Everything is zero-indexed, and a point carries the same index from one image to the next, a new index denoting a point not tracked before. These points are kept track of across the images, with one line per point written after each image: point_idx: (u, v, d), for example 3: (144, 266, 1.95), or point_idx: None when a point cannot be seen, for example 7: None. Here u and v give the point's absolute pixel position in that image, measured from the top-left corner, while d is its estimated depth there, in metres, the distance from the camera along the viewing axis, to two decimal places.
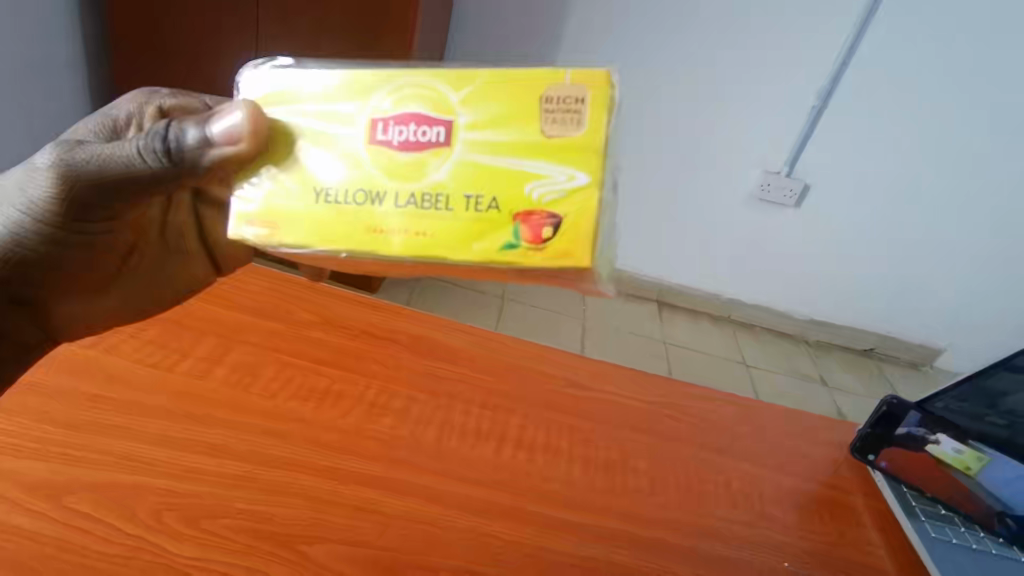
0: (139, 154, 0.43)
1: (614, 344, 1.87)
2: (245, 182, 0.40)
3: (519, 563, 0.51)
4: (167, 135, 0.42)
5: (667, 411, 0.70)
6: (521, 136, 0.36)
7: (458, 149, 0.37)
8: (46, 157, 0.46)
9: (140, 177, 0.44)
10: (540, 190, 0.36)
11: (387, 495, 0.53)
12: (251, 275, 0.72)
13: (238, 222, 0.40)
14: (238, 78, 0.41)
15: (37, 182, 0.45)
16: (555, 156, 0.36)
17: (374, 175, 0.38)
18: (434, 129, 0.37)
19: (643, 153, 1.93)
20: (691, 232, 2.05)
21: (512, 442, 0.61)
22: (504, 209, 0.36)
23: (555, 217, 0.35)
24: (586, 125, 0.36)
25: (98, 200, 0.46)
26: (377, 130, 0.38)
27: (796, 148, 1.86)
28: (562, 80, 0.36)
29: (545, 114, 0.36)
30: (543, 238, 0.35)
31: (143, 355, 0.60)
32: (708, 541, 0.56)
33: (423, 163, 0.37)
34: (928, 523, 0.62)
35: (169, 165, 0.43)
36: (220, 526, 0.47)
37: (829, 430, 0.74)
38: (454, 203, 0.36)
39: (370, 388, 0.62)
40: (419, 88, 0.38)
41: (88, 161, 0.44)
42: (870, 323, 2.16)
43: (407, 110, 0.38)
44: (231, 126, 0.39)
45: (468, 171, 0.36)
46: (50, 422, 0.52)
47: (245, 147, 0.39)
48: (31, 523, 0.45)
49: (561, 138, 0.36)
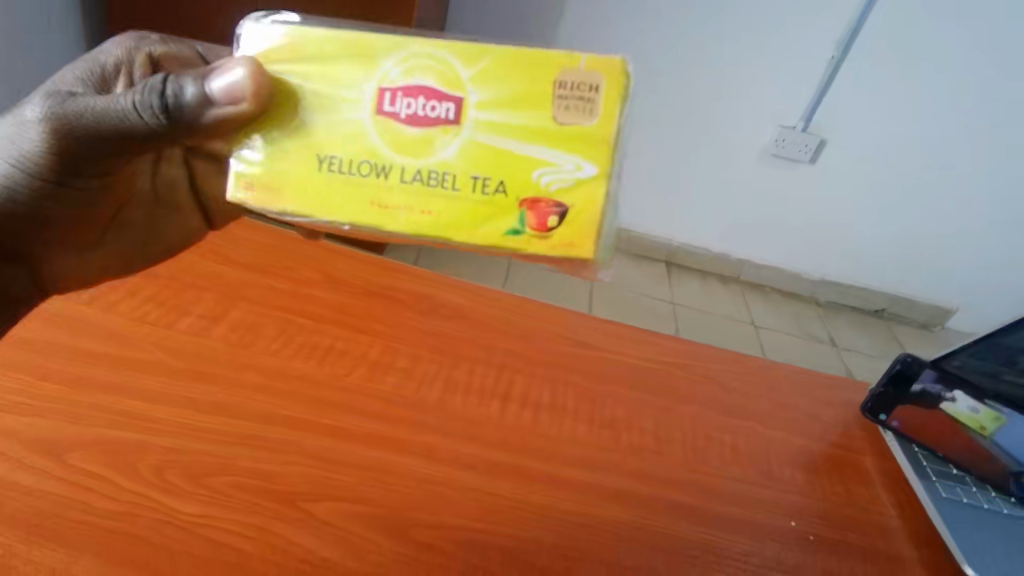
0: (134, 108, 0.40)
1: (622, 305, 1.86)
2: (246, 142, 0.38)
3: (524, 520, 0.50)
4: (164, 89, 0.39)
5: (673, 370, 0.69)
6: (534, 121, 0.36)
7: (468, 128, 0.36)
8: (35, 110, 0.44)
9: (133, 129, 0.41)
10: (549, 178, 0.36)
11: (389, 454, 0.52)
12: (248, 230, 0.70)
13: (236, 184, 0.38)
14: (240, 30, 0.38)
15: (31, 133, 0.44)
16: (566, 144, 0.36)
17: (380, 147, 0.36)
18: (444, 105, 0.36)
19: (651, 111, 1.87)
20: (702, 190, 2.00)
21: (517, 401, 0.60)
22: (511, 194, 0.36)
23: (561, 206, 0.36)
24: (598, 115, 0.36)
25: (93, 154, 0.45)
26: (385, 99, 0.36)
27: (813, 102, 1.80)
28: (576, 66, 0.36)
29: (557, 99, 0.36)
30: (548, 226, 0.37)
31: (142, 312, 0.59)
32: (712, 500, 0.56)
33: (431, 138, 0.36)
34: (938, 483, 0.62)
35: (167, 122, 0.40)
36: (224, 484, 0.47)
37: (837, 389, 0.73)
38: (461, 183, 0.36)
39: (373, 347, 0.62)
40: (428, 58, 0.36)
41: (81, 112, 0.42)
42: (880, 282, 2.12)
43: (415, 79, 0.36)
44: (233, 84, 0.37)
45: (476, 151, 0.36)
46: (46, 378, 0.51)
47: (248, 107, 0.37)
48: (33, 481, 0.45)
49: (572, 125, 0.36)
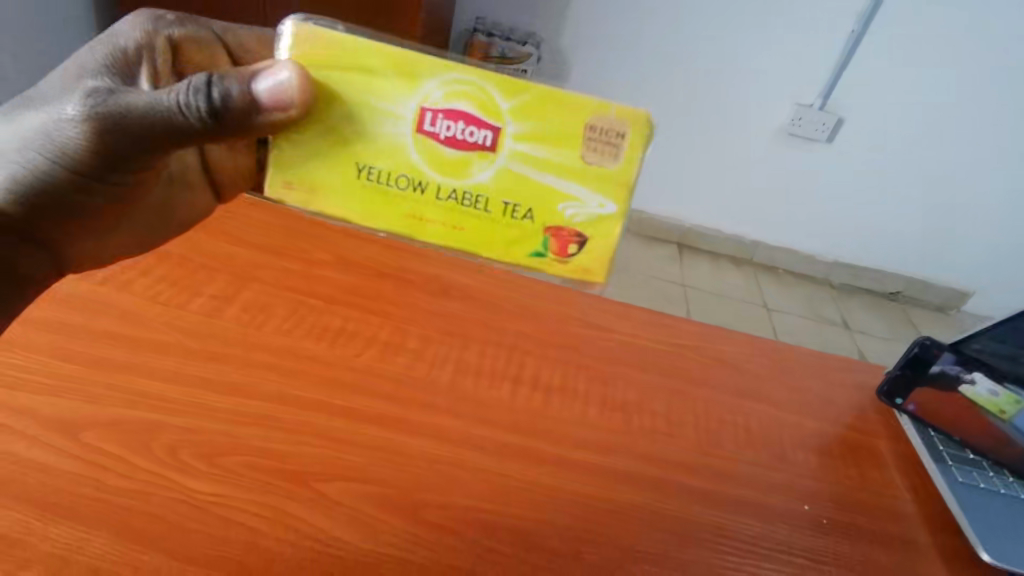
0: (178, 107, 0.42)
1: (633, 287, 1.85)
2: (284, 145, 0.41)
3: (536, 501, 0.50)
4: (209, 91, 0.42)
5: (685, 352, 0.68)
6: (563, 157, 0.40)
7: (503, 156, 0.40)
8: (77, 105, 0.45)
9: (181, 129, 0.43)
10: (572, 211, 0.41)
11: (399, 435, 0.52)
12: (257, 211, 0.70)
13: (275, 181, 0.41)
14: (280, 31, 0.39)
15: (65, 133, 0.46)
16: (591, 182, 0.40)
17: (420, 164, 0.40)
18: (482, 132, 0.39)
19: (665, 88, 1.84)
20: (717, 170, 1.98)
21: (527, 383, 0.60)
22: (537, 221, 0.41)
23: (580, 236, 0.42)
24: (621, 159, 0.40)
25: (132, 149, 0.46)
26: (426, 120, 0.39)
27: (831, 79, 1.77)
28: (607, 113, 0.40)
29: (587, 141, 0.40)
30: (568, 251, 0.42)
31: (154, 293, 0.59)
32: (724, 482, 0.56)
33: (468, 161, 0.40)
34: (955, 467, 0.61)
35: (212, 122, 0.42)
36: (236, 463, 0.47)
37: (852, 371, 0.72)
38: (493, 206, 0.41)
39: (384, 328, 0.61)
40: (470, 86, 0.39)
41: (125, 110, 0.44)
42: (895, 264, 2.10)
43: (456, 105, 0.39)
44: (279, 90, 0.39)
45: (509, 178, 0.40)
46: (66, 359, 0.52)
47: (296, 112, 0.39)
48: (48, 458, 0.45)
49: (598, 166, 0.40)
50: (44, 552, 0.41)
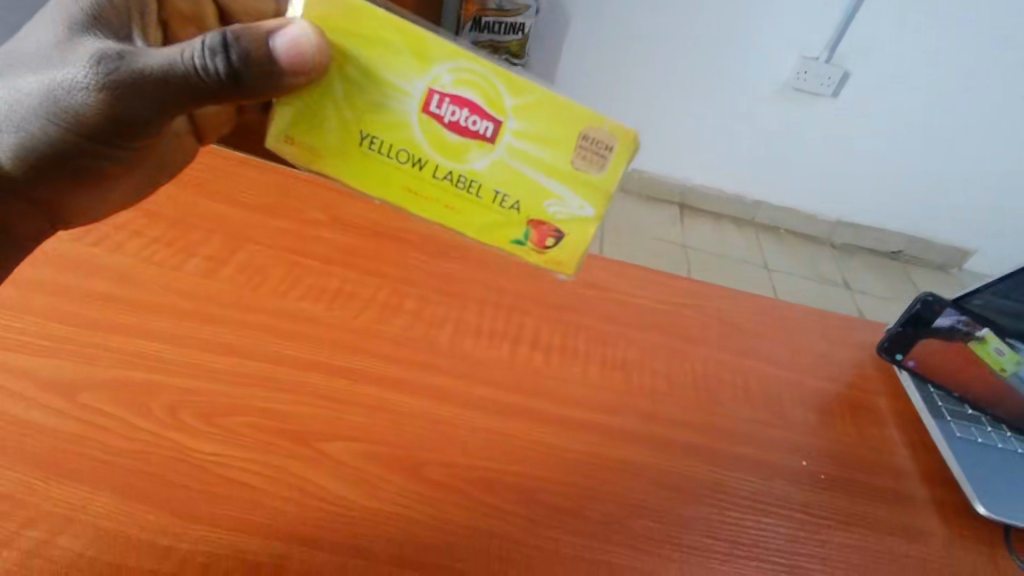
0: (196, 68, 0.38)
1: (633, 249, 1.84)
2: (291, 107, 0.39)
3: (537, 459, 0.51)
4: (234, 51, 0.37)
5: (685, 311, 0.68)
6: (554, 159, 0.38)
7: (500, 149, 0.38)
8: (72, 67, 0.40)
9: (207, 93, 0.39)
10: (555, 210, 0.40)
11: (398, 395, 0.52)
12: (251, 171, 0.69)
13: (277, 135, 0.40)
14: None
15: (70, 92, 0.40)
16: (576, 187, 0.39)
17: (421, 143, 0.39)
18: (483, 123, 0.38)
19: (668, 43, 1.80)
20: (720, 128, 1.95)
21: (527, 343, 0.60)
22: (522, 213, 0.40)
23: (559, 233, 0.41)
24: (607, 170, 0.39)
25: (137, 115, 0.41)
26: (432, 101, 0.38)
27: (839, 31, 1.72)
28: (601, 124, 0.38)
29: (578, 148, 0.38)
30: (545, 244, 0.41)
31: (149, 254, 0.58)
32: (723, 440, 0.56)
33: (466, 148, 0.38)
34: (954, 423, 0.61)
35: (233, 85, 0.38)
36: (236, 423, 0.48)
37: (852, 330, 0.72)
38: (484, 193, 0.40)
39: (382, 289, 0.61)
40: (478, 74, 0.37)
41: (141, 71, 0.39)
42: (898, 224, 2.09)
43: (463, 93, 0.37)
44: (299, 52, 0.36)
45: (503, 170, 0.39)
46: (63, 321, 0.51)
47: (311, 77, 0.38)
48: (46, 419, 0.45)
49: (583, 173, 0.39)
50: (48, 512, 0.41)
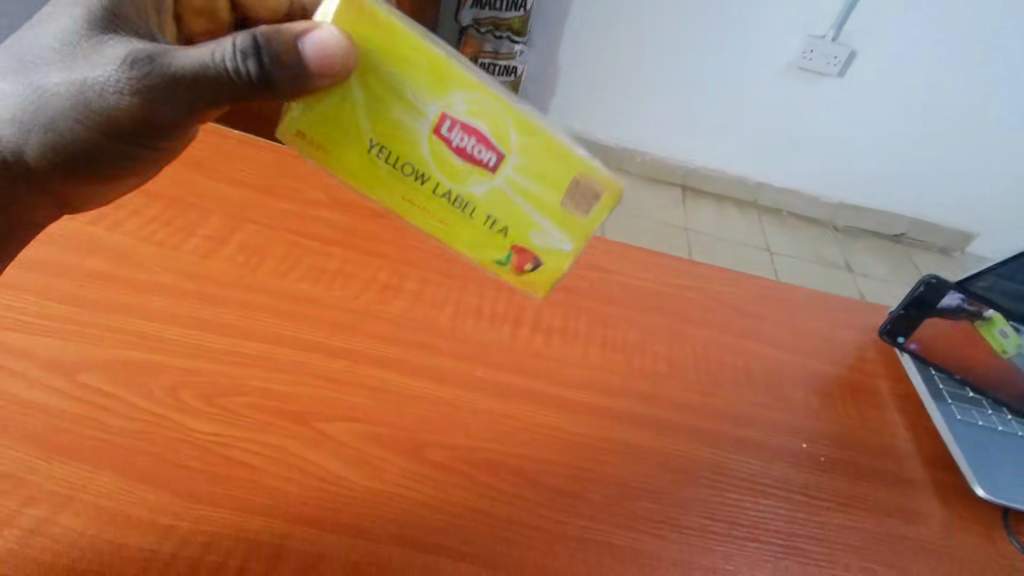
0: (226, 70, 0.38)
1: (635, 231, 1.83)
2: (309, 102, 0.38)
3: (536, 440, 0.51)
4: (263, 54, 0.37)
5: (686, 293, 0.67)
6: (544, 196, 0.38)
7: (499, 179, 0.38)
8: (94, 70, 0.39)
9: (237, 95, 0.39)
10: (536, 240, 0.39)
11: (398, 376, 0.52)
12: (250, 150, 0.68)
13: (287, 127, 0.39)
14: None
15: (90, 92, 0.40)
16: (559, 224, 0.39)
17: (426, 160, 0.38)
18: (488, 153, 0.37)
19: (671, 22, 1.77)
20: (723, 108, 1.93)
21: (528, 325, 0.59)
22: (507, 238, 0.40)
23: (537, 261, 0.41)
24: (590, 216, 0.38)
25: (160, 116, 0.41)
26: (443, 125, 0.37)
27: (844, 10, 1.69)
28: (593, 173, 0.37)
29: (568, 191, 0.38)
30: (522, 269, 0.41)
31: (148, 234, 0.58)
32: (724, 422, 0.56)
33: (468, 172, 0.38)
34: (954, 406, 0.61)
35: (263, 86, 0.38)
36: (236, 403, 0.48)
37: (853, 313, 0.72)
38: (476, 215, 0.39)
39: (382, 270, 0.61)
40: (491, 107, 0.36)
41: (167, 73, 0.38)
42: (901, 207, 2.08)
43: (474, 123, 0.37)
44: (325, 58, 0.35)
45: (498, 198, 0.38)
46: (62, 300, 0.51)
47: (329, 81, 0.37)
48: (46, 398, 0.45)
49: (567, 213, 0.38)
50: (49, 491, 0.41)
